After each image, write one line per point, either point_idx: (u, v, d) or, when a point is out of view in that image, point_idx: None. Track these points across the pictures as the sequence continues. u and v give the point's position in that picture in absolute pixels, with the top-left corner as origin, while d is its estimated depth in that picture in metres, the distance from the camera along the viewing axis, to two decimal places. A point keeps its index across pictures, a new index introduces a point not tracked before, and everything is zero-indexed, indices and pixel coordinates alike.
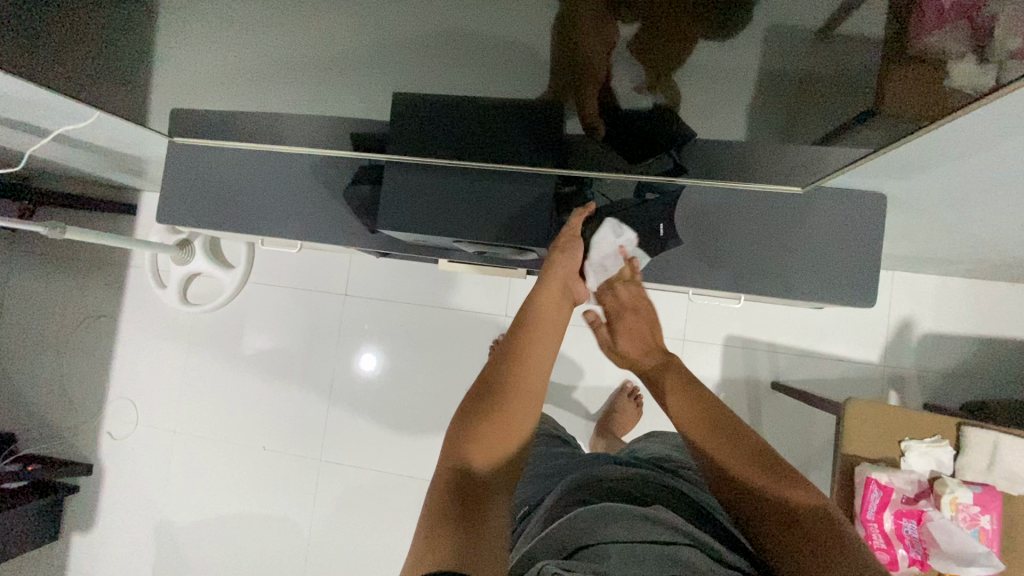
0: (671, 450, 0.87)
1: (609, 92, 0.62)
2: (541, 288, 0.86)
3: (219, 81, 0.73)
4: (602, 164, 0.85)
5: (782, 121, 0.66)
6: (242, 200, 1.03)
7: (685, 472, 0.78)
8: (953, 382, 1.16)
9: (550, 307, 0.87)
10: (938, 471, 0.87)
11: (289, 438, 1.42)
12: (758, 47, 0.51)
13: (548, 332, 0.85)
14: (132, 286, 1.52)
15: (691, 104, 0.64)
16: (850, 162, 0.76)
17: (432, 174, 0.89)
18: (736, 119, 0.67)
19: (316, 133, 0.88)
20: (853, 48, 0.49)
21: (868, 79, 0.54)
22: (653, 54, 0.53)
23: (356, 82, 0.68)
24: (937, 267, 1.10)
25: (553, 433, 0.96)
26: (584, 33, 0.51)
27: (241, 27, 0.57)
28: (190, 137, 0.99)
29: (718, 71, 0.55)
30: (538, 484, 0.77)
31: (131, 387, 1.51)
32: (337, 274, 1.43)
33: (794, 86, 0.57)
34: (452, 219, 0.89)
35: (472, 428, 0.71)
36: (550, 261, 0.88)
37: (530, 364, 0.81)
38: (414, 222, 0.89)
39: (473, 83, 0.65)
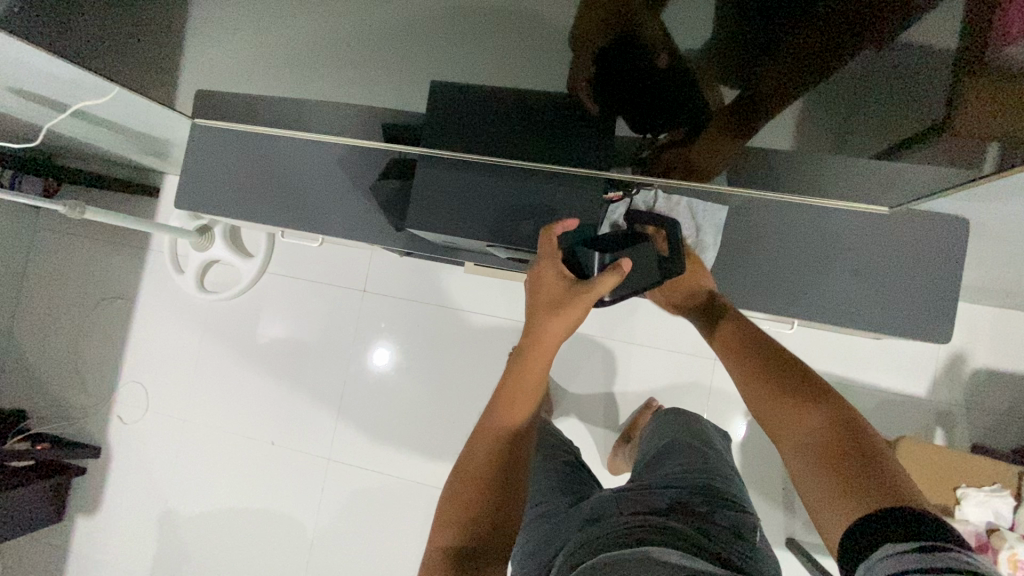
0: (683, 450, 0.76)
1: (671, 88, 0.57)
2: (542, 334, 0.70)
3: (248, 60, 0.69)
4: (654, 170, 0.80)
5: (837, 130, 0.60)
6: (262, 189, 0.99)
7: (699, 500, 0.65)
8: (1006, 422, 1.07)
9: (523, 391, 0.69)
10: (996, 524, 0.80)
11: (298, 432, 1.38)
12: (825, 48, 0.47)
13: (535, 369, 0.70)
14: (151, 269, 1.50)
15: (747, 109, 0.59)
16: (938, 186, 0.72)
17: (463, 172, 0.83)
18: (794, 126, 0.61)
19: (345, 122, 0.84)
20: (922, 60, 0.47)
21: (941, 97, 0.50)
22: (723, 52, 0.49)
23: (391, 67, 0.64)
24: (998, 299, 1.02)
25: (558, 441, 0.89)
26: (648, 13, 0.46)
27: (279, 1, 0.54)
28: (215, 121, 0.95)
29: (780, 74, 0.51)
30: (551, 521, 0.70)
31: (143, 371, 1.49)
32: (356, 269, 1.40)
33: (867, 87, 0.52)
34: (480, 222, 0.83)
35: (455, 498, 0.61)
36: (544, 308, 0.72)
37: (513, 403, 0.68)
38: (440, 222, 0.84)
39: (517, 74, 0.60)
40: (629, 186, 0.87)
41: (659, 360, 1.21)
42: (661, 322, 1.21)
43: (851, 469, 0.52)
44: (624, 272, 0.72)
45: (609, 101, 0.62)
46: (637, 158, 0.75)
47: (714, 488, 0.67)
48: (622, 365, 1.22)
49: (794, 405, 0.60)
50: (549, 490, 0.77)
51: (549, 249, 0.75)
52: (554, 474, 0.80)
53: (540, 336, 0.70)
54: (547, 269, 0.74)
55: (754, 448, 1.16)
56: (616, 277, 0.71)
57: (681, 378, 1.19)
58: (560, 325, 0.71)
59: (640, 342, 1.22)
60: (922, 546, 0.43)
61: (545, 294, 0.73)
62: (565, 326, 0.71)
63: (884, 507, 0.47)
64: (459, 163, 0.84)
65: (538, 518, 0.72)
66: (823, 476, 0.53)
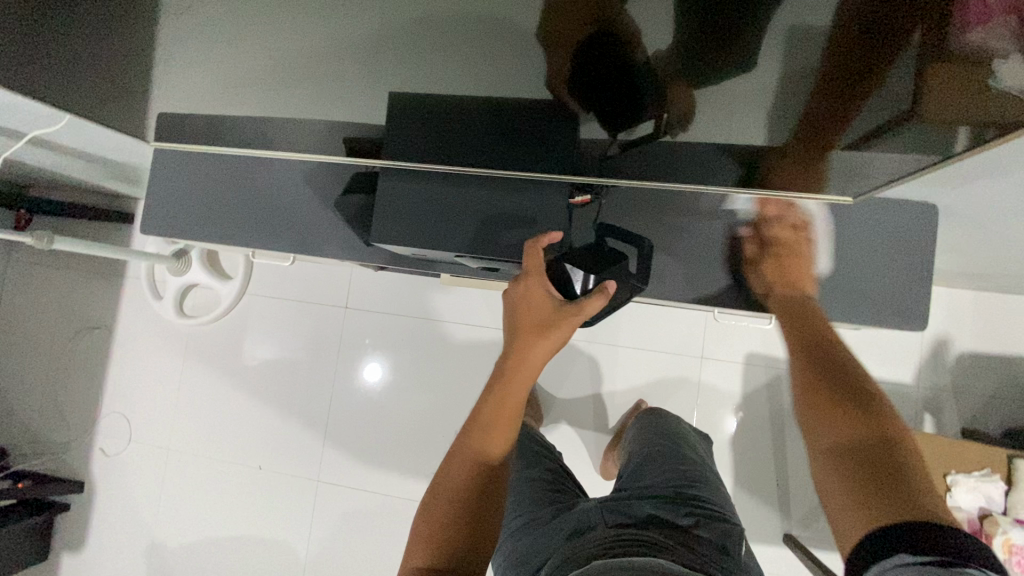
0: (665, 459, 0.77)
1: (635, 89, 0.56)
2: (528, 355, 0.69)
3: (209, 79, 0.68)
4: (620, 168, 0.79)
5: (804, 121, 0.60)
6: (233, 211, 0.97)
7: (683, 512, 0.65)
8: (993, 405, 1.08)
9: (508, 411, 0.67)
10: (988, 509, 0.80)
11: (286, 454, 1.36)
12: (779, 49, 0.47)
13: (520, 388, 0.68)
14: (127, 296, 1.47)
15: (709, 107, 0.59)
16: (900, 176, 0.72)
17: (429, 183, 0.82)
18: (759, 121, 0.61)
19: (311, 139, 0.83)
20: (882, 61, 0.47)
21: (903, 90, 0.50)
22: (689, 43, 0.47)
23: (350, 80, 0.63)
24: (976, 282, 1.02)
25: (539, 448, 0.88)
26: (615, 2, 0.44)
27: (232, 13, 0.54)
28: (179, 144, 0.94)
29: (743, 75, 0.51)
30: (536, 533, 0.69)
31: (124, 401, 1.46)
32: (337, 286, 1.38)
33: (826, 84, 0.52)
34: (450, 234, 0.82)
35: (435, 512, 0.61)
36: (530, 327, 0.71)
37: (497, 423, 0.66)
38: (407, 235, 0.82)
39: (476, 83, 0.59)
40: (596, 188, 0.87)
41: (646, 362, 1.20)
42: (645, 323, 1.20)
43: (876, 478, 0.52)
44: (609, 294, 0.74)
45: (584, 99, 0.59)
46: (604, 159, 0.75)
47: (697, 499, 0.68)
48: (609, 369, 1.21)
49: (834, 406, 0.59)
50: (532, 501, 0.75)
51: (537, 264, 0.74)
52: (537, 485, 0.79)
53: (524, 357, 0.69)
54: (536, 286, 0.73)
55: (745, 445, 1.15)
56: (603, 299, 0.73)
57: (668, 379, 1.19)
58: (545, 348, 0.70)
59: (626, 345, 1.21)
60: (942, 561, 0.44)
61: (533, 312, 0.72)
62: (549, 348, 0.70)
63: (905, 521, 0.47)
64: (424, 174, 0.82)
65: (522, 530, 0.71)
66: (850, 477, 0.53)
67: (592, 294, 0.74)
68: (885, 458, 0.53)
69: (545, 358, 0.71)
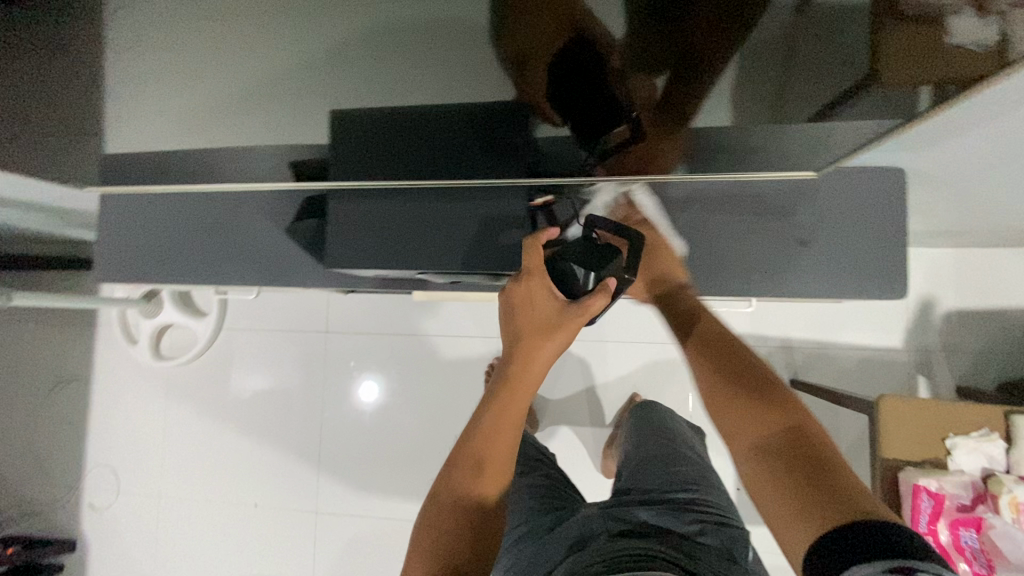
0: (668, 461, 0.74)
1: (594, 78, 0.53)
2: (530, 358, 0.67)
3: (147, 116, 0.65)
4: (577, 169, 0.77)
5: (771, 104, 0.57)
6: (195, 249, 0.94)
7: (689, 519, 0.63)
8: (984, 360, 1.07)
9: (511, 412, 0.66)
10: (991, 469, 0.79)
11: (281, 488, 1.33)
12: (738, 27, 0.45)
13: (521, 390, 0.67)
14: (101, 344, 1.43)
15: (672, 100, 0.57)
16: (862, 146, 0.71)
17: (378, 204, 0.83)
18: (728, 108, 0.59)
19: (265, 166, 0.80)
20: (838, 27, 0.45)
21: (863, 60, 0.49)
22: (650, 20, 0.44)
23: (292, 103, 0.60)
24: (954, 239, 1.01)
25: (534, 452, 0.85)
26: None
27: (157, 43, 0.51)
28: (130, 186, 0.91)
29: (705, 66, 0.50)
30: (533, 542, 0.67)
31: (109, 453, 1.42)
32: (315, 311, 1.35)
33: (788, 59, 0.50)
34: (405, 253, 0.83)
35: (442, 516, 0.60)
36: (530, 330, 0.68)
37: (500, 428, 0.65)
38: (361, 257, 0.82)
39: (423, 92, 0.57)
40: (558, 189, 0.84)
41: (636, 354, 1.18)
42: (630, 317, 1.19)
43: (806, 474, 0.50)
44: (611, 293, 0.69)
45: (542, 100, 0.57)
46: (566, 157, 0.73)
47: (698, 503, 0.66)
48: (600, 366, 1.19)
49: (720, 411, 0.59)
50: (529, 510, 0.73)
51: (538, 262, 0.71)
52: (533, 490, 0.77)
53: (528, 360, 0.67)
54: (537, 285, 0.71)
55: None
56: (605, 297, 0.68)
57: (660, 370, 1.17)
58: (548, 350, 0.68)
59: (615, 340, 1.19)
60: (897, 566, 0.41)
61: (534, 312, 0.70)
62: (553, 350, 0.68)
63: (843, 523, 0.45)
64: (373, 194, 0.83)
65: (520, 540, 0.69)
66: (778, 480, 0.51)
67: (593, 291, 0.69)
68: (793, 446, 0.53)
69: (548, 362, 0.69)
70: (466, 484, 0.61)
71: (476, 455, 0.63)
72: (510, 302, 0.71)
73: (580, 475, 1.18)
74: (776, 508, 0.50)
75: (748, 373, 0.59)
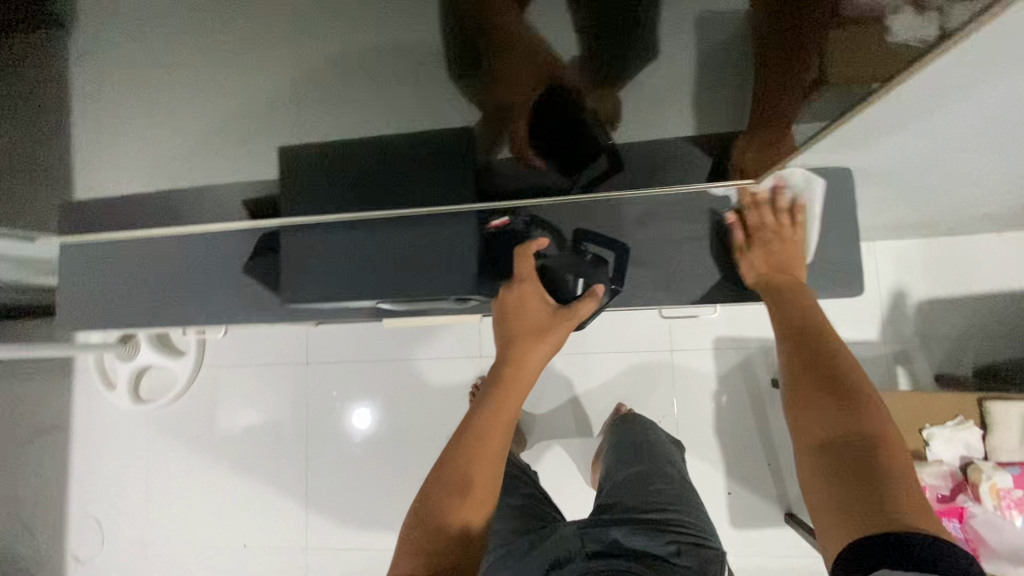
0: (646, 476, 0.75)
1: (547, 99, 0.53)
2: (524, 358, 0.74)
3: (101, 163, 0.64)
4: (529, 182, 0.79)
5: (730, 102, 0.56)
6: (165, 290, 0.94)
7: (665, 541, 0.65)
8: (960, 347, 1.08)
9: (505, 408, 0.69)
10: (969, 457, 0.81)
11: (270, 526, 1.30)
12: (690, 37, 0.44)
13: (515, 389, 0.71)
14: (79, 391, 1.41)
15: (631, 105, 0.56)
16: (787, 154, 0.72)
17: (330, 236, 0.84)
18: (686, 108, 0.59)
19: (229, 204, 0.80)
20: (780, 37, 0.44)
21: (812, 63, 0.47)
22: (594, 42, 0.43)
23: (247, 143, 0.61)
24: (920, 230, 1.03)
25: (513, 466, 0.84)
26: (512, 16, 0.40)
27: (102, 96, 0.51)
28: (95, 232, 0.90)
29: (653, 81, 0.51)
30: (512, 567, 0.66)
31: (92, 502, 1.39)
32: (295, 342, 1.34)
33: (734, 68, 0.49)
34: (360, 281, 0.84)
35: (435, 505, 0.59)
36: (524, 331, 0.77)
37: (490, 424, 0.67)
38: (315, 290, 0.83)
39: (375, 123, 0.57)
40: (513, 207, 0.86)
41: (619, 364, 1.18)
42: (610, 327, 1.19)
43: (860, 481, 0.51)
44: (599, 299, 0.83)
45: (497, 118, 0.56)
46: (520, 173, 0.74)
47: (675, 523, 0.67)
48: (583, 380, 1.18)
49: (801, 400, 0.62)
50: (508, 531, 0.73)
51: (528, 269, 0.83)
52: (512, 510, 0.76)
53: (522, 358, 0.74)
54: (529, 290, 0.81)
55: (731, 431, 1.14)
56: (593, 302, 0.82)
57: (643, 379, 1.17)
58: (541, 350, 0.76)
59: (596, 352, 1.19)
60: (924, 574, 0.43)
61: (527, 314, 0.79)
62: (542, 354, 0.76)
63: (881, 533, 0.46)
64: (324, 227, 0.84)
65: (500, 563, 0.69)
66: (835, 482, 0.52)
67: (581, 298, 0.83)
68: (855, 443, 0.54)
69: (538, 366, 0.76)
70: (457, 470, 0.62)
71: (464, 463, 0.62)
72: (504, 309, 0.80)
73: (571, 490, 1.17)
74: (826, 502, 0.52)
75: (843, 383, 0.61)
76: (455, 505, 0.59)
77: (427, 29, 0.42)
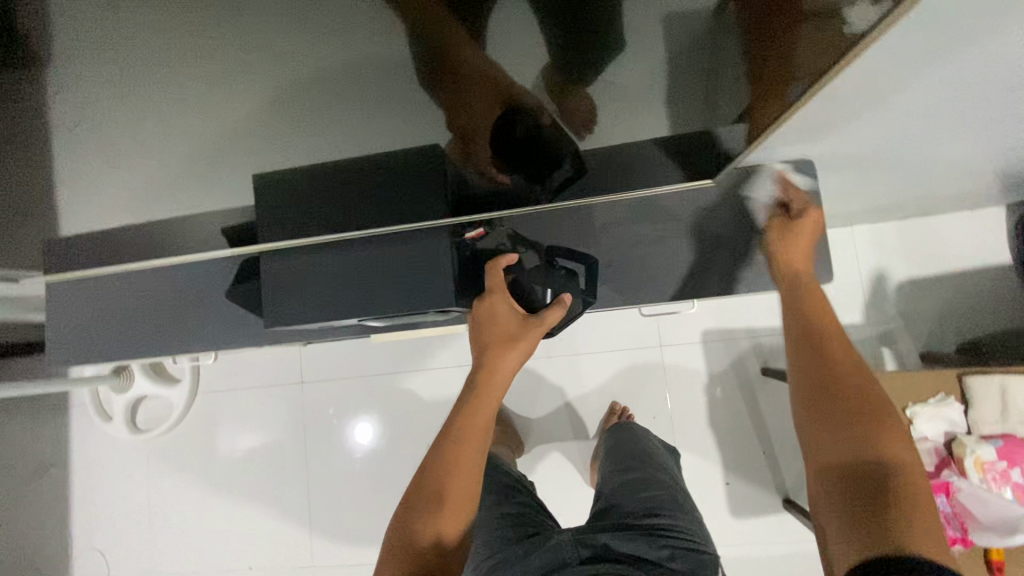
0: (640, 484, 0.77)
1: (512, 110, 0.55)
2: (495, 366, 0.74)
3: (83, 202, 0.66)
4: (496, 191, 0.82)
5: (698, 96, 0.58)
6: (155, 321, 0.95)
7: (658, 545, 0.66)
8: (942, 325, 1.10)
9: (478, 417, 0.70)
10: (952, 432, 0.85)
11: (275, 549, 1.31)
12: (660, 39, 0.45)
13: (487, 397, 0.72)
14: (77, 426, 1.41)
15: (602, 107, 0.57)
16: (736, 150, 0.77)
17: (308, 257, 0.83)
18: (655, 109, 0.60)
19: (212, 232, 0.82)
20: (738, 34, 0.45)
21: (774, 54, 0.49)
22: (558, 52, 0.44)
23: (224, 172, 0.62)
24: (895, 213, 1.05)
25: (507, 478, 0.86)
26: (466, 49, 0.42)
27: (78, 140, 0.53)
28: (83, 268, 0.91)
29: (615, 87, 0.52)
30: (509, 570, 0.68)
31: (97, 536, 1.39)
32: (289, 362, 1.34)
33: (695, 66, 0.50)
34: (341, 300, 0.81)
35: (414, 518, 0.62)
36: (496, 339, 0.76)
37: (463, 436, 0.68)
38: (295, 312, 0.82)
39: (349, 144, 0.58)
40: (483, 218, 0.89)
41: (610, 364, 1.19)
42: (599, 327, 1.20)
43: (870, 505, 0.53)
44: (567, 305, 0.80)
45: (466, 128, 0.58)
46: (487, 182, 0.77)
47: (668, 528, 0.69)
48: (576, 381, 1.20)
49: (826, 413, 0.64)
50: (503, 538, 0.73)
51: (498, 280, 0.79)
52: (508, 515, 0.77)
53: (494, 366, 0.74)
54: (499, 301, 0.78)
55: (725, 423, 1.15)
56: (561, 308, 0.79)
57: (635, 376, 1.18)
58: (513, 356, 0.75)
59: (587, 353, 1.20)
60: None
61: (500, 323, 0.77)
62: (516, 358, 0.75)
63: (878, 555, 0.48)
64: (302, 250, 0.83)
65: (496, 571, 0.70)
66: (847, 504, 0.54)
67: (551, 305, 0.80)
68: (868, 469, 0.56)
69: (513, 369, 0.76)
70: (431, 484, 0.64)
71: (438, 478, 0.65)
72: (477, 317, 0.78)
73: (571, 492, 1.18)
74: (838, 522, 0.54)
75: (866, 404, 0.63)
76: (429, 518, 0.62)
77: (389, 59, 0.43)
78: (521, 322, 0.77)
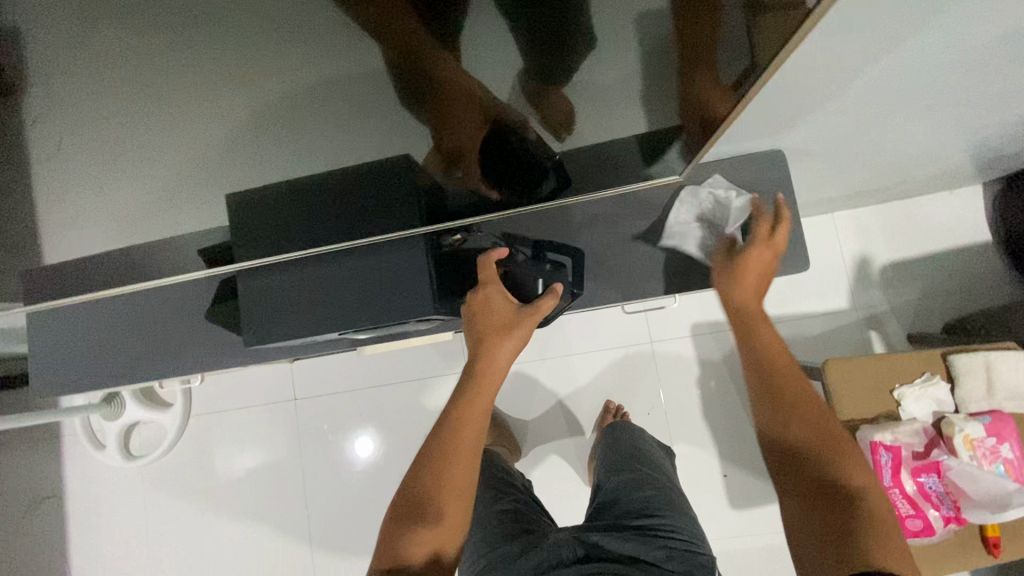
0: (637, 484, 0.76)
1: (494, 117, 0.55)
2: (488, 367, 0.73)
3: (59, 231, 0.65)
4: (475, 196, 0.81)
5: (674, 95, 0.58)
6: (140, 345, 0.94)
7: (655, 546, 0.66)
8: (926, 305, 1.11)
9: (475, 419, 0.69)
10: (940, 412, 0.86)
11: (277, 567, 1.30)
12: (632, 44, 0.45)
13: (484, 399, 0.71)
14: (69, 455, 1.39)
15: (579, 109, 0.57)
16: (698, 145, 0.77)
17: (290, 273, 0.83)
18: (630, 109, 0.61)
19: (193, 253, 0.81)
20: (708, 32, 0.45)
21: (747, 47, 0.49)
22: (534, 58, 0.44)
23: (199, 192, 0.62)
24: (874, 197, 1.06)
25: (505, 478, 0.85)
26: (449, 61, 0.43)
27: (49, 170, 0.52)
28: (64, 294, 0.90)
29: (586, 88, 0.53)
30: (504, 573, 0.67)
31: (95, 566, 1.37)
32: (281, 379, 1.34)
33: (666, 66, 0.51)
34: (323, 313, 0.82)
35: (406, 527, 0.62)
36: (491, 330, 0.75)
37: (460, 443, 0.67)
38: (278, 329, 0.82)
39: (325, 158, 0.58)
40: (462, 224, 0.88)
41: (602, 362, 1.19)
42: (589, 326, 1.20)
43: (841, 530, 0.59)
44: (559, 295, 0.81)
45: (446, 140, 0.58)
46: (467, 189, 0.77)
47: (664, 529, 0.68)
48: (569, 381, 1.20)
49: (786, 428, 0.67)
50: (497, 538, 0.73)
51: (490, 273, 0.79)
52: (502, 518, 0.77)
53: (490, 362, 0.73)
54: (494, 291, 0.78)
55: (719, 415, 1.16)
56: (554, 299, 0.80)
57: (628, 374, 1.18)
58: (509, 347, 0.75)
59: (578, 353, 1.20)
60: None
61: (494, 316, 0.77)
62: (511, 349, 0.75)
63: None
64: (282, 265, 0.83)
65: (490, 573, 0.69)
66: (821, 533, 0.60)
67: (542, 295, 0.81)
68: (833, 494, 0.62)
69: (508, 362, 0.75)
70: (426, 491, 0.64)
71: (433, 484, 0.65)
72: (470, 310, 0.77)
73: (571, 492, 1.18)
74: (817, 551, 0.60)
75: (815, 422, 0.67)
76: (416, 535, 0.62)
77: (358, 76, 0.44)
78: (516, 314, 0.78)
